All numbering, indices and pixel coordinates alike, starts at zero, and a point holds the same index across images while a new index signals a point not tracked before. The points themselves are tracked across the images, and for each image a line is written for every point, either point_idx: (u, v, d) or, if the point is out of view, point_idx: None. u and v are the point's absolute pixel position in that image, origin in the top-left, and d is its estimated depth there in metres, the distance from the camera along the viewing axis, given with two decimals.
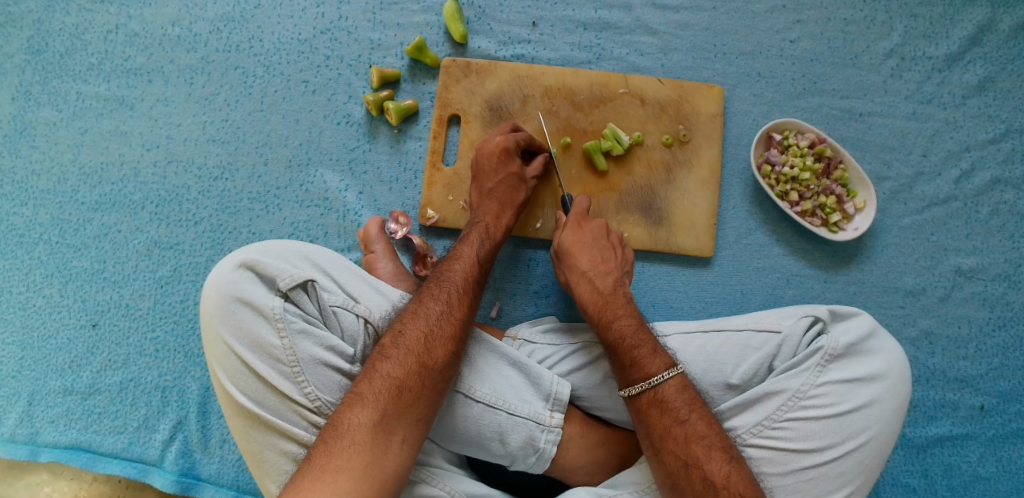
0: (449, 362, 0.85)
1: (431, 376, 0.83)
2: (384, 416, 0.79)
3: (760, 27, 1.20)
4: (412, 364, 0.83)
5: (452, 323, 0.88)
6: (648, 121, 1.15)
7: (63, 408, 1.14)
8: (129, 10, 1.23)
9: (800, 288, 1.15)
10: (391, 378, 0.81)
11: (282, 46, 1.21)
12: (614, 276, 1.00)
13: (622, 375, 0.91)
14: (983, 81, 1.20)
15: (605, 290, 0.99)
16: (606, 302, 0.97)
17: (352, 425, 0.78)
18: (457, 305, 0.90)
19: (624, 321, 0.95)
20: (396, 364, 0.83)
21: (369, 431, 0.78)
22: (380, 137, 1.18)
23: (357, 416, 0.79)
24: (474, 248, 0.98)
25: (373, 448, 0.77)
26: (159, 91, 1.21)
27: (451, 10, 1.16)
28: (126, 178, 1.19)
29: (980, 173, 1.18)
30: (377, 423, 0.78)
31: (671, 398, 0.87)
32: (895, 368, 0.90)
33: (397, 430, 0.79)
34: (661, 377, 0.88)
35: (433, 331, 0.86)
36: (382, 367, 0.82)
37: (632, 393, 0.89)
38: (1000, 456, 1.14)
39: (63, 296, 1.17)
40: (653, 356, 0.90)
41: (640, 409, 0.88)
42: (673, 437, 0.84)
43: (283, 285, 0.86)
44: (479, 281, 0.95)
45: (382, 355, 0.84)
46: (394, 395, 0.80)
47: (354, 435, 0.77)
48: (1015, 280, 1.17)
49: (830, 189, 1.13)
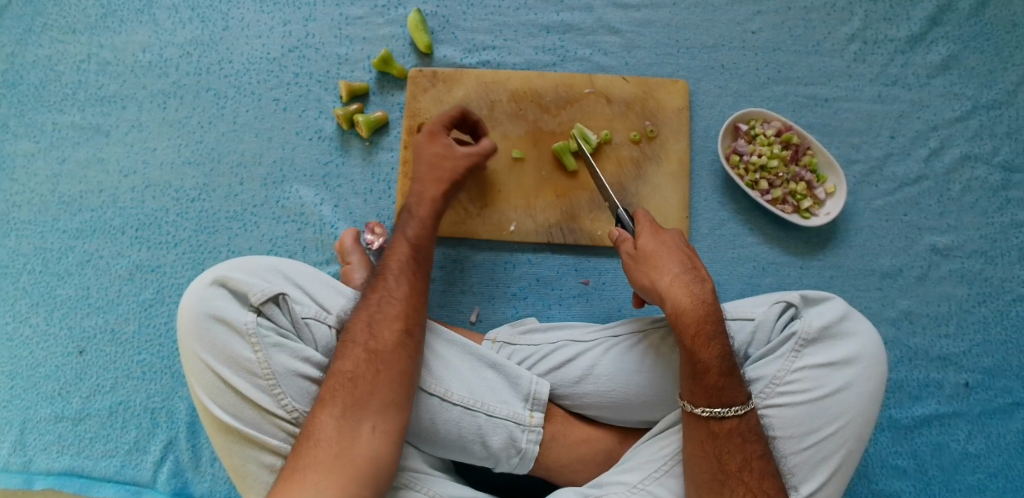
0: (398, 342, 0.85)
1: (382, 359, 0.83)
2: (344, 409, 0.79)
3: (721, 20, 1.21)
4: (361, 354, 0.83)
5: (393, 304, 0.88)
6: (615, 119, 1.16)
7: (55, 435, 1.14)
8: (101, 39, 1.26)
9: (776, 276, 1.15)
10: (343, 372, 0.82)
11: (251, 66, 1.23)
12: (712, 286, 0.90)
13: (706, 396, 0.85)
14: (946, 60, 1.21)
15: (706, 299, 0.88)
16: (710, 316, 0.87)
17: (317, 426, 0.78)
18: (394, 286, 0.90)
19: (721, 342, 0.86)
20: (345, 358, 0.83)
21: (333, 426, 0.78)
22: (352, 150, 1.19)
23: (318, 416, 0.79)
24: (416, 227, 0.98)
25: (341, 441, 0.77)
26: (133, 117, 1.23)
27: (415, 21, 1.19)
28: (105, 204, 1.21)
29: (949, 150, 1.19)
30: (340, 417, 0.78)
31: (750, 430, 0.85)
32: (869, 350, 0.92)
33: (364, 418, 0.79)
34: (749, 407, 0.86)
35: (374, 316, 0.87)
36: (338, 366, 0.82)
37: (713, 416, 0.84)
38: (988, 432, 1.13)
39: (50, 323, 1.18)
40: (741, 385, 0.86)
41: (717, 435, 0.85)
42: (751, 468, 0.83)
43: (255, 300, 0.87)
44: (421, 262, 0.95)
45: (338, 353, 0.84)
46: (350, 385, 0.80)
47: (323, 434, 0.77)
48: (992, 255, 1.17)
49: (799, 176, 1.14)
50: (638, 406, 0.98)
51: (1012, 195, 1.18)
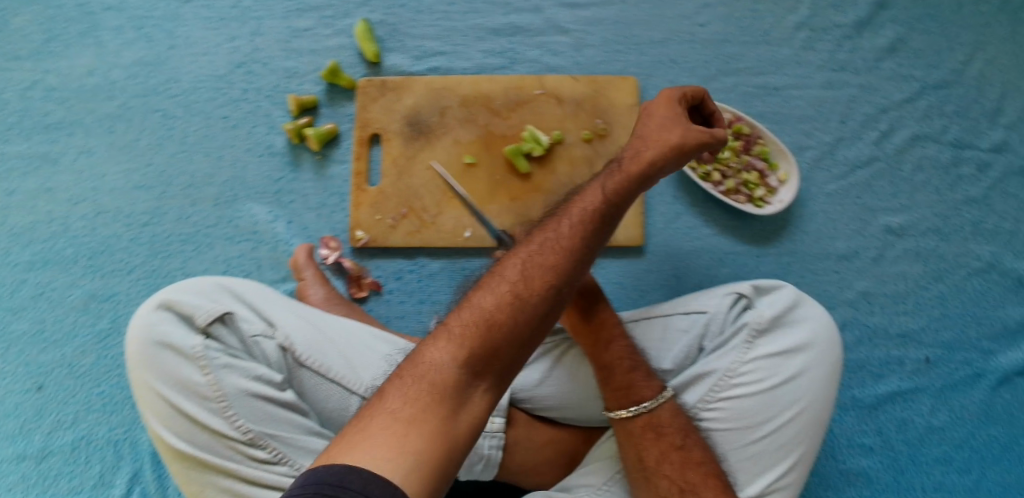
0: (549, 295, 0.71)
1: (526, 308, 0.69)
2: (471, 357, 0.65)
3: (669, 14, 1.22)
4: (506, 294, 0.70)
5: (554, 252, 0.75)
6: (566, 119, 1.15)
7: (19, 475, 1.11)
8: (45, 65, 1.24)
9: (734, 266, 1.15)
10: (482, 310, 0.69)
11: (199, 85, 1.22)
12: (603, 292, 0.96)
13: (616, 396, 0.88)
14: (893, 43, 1.22)
15: (598, 306, 0.94)
16: (605, 319, 0.93)
17: (433, 362, 0.65)
18: (559, 233, 0.78)
19: (621, 342, 0.92)
20: (489, 293, 0.70)
21: (451, 369, 0.64)
22: (304, 164, 1.18)
23: (438, 352, 0.66)
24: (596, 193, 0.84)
25: (438, 403, 0.62)
26: (81, 142, 1.22)
27: (363, 31, 1.18)
28: (56, 235, 1.19)
29: (899, 131, 1.20)
30: (461, 363, 0.65)
31: (665, 423, 0.86)
32: (822, 335, 0.93)
33: (483, 375, 0.66)
34: (659, 401, 0.87)
35: (533, 260, 0.74)
36: (479, 300, 0.70)
37: (625, 416, 0.87)
38: (951, 405, 1.15)
39: (5, 361, 1.16)
40: (649, 380, 0.89)
41: (633, 432, 0.87)
42: (669, 462, 0.84)
43: (200, 322, 0.86)
44: (601, 222, 0.81)
45: (479, 289, 0.71)
46: (489, 326, 0.67)
47: (433, 373, 0.64)
48: (946, 232, 1.19)
49: (752, 164, 1.16)
50: (597, 404, 0.99)
51: (962, 172, 1.20)
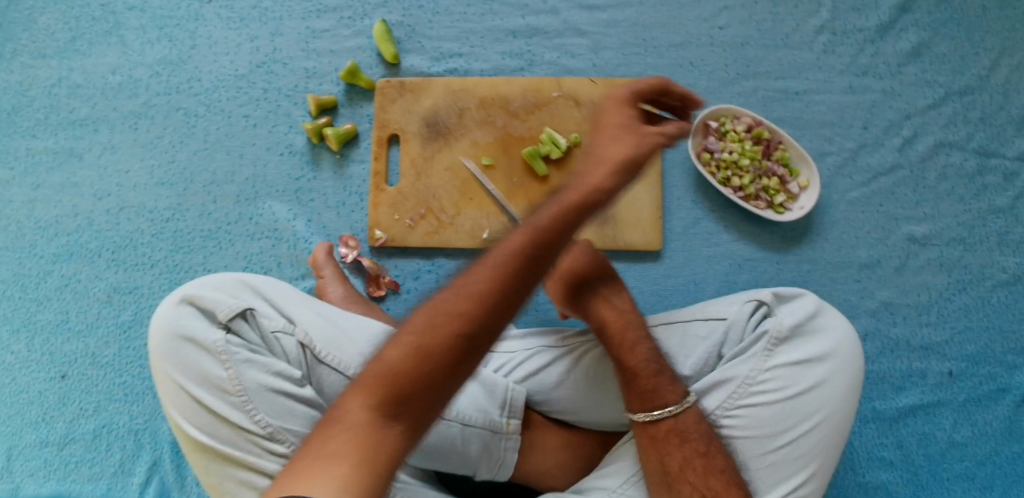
0: (455, 346, 0.65)
1: (431, 355, 0.64)
2: (380, 406, 0.62)
3: (689, 17, 1.21)
4: (409, 346, 0.65)
5: (467, 292, 0.67)
6: (584, 122, 1.15)
7: (40, 460, 1.15)
8: (71, 63, 1.26)
9: (753, 272, 1.14)
10: (383, 364, 0.64)
11: (220, 83, 1.23)
12: (628, 295, 0.97)
13: (638, 400, 0.86)
14: (917, 48, 1.20)
15: (624, 308, 0.95)
16: (630, 322, 0.93)
17: (349, 415, 0.62)
18: (476, 277, 0.69)
19: (646, 345, 0.91)
20: (389, 346, 0.66)
21: (359, 425, 0.61)
22: (323, 164, 1.19)
23: (350, 406, 0.63)
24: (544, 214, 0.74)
25: (366, 442, 0.60)
26: (105, 139, 1.24)
27: (380, 32, 1.18)
28: (81, 228, 1.21)
29: (923, 139, 1.18)
30: (370, 414, 0.62)
31: (689, 429, 0.85)
32: (843, 345, 0.92)
33: (397, 417, 0.62)
34: (683, 406, 0.86)
35: (458, 304, 0.67)
36: (391, 353, 0.65)
37: (649, 419, 0.85)
38: (974, 420, 1.13)
39: (31, 350, 1.18)
40: (673, 385, 0.87)
41: (656, 437, 0.85)
42: (693, 467, 0.83)
43: (222, 317, 0.87)
44: (540, 245, 0.71)
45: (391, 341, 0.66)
46: (387, 380, 0.63)
47: (349, 422, 0.62)
48: (971, 242, 1.17)
49: (772, 170, 1.14)
50: (613, 409, 0.98)
51: (988, 181, 1.17)
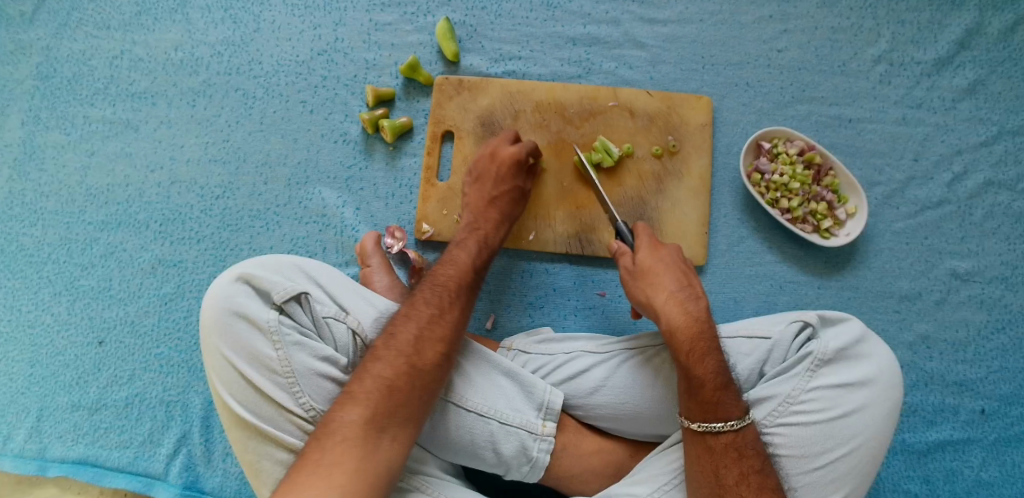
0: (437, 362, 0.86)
1: (420, 376, 0.85)
2: (374, 416, 0.80)
3: (748, 37, 1.22)
4: (403, 364, 0.84)
5: (441, 325, 0.89)
6: (638, 133, 1.16)
7: (70, 424, 1.16)
8: (134, 36, 1.28)
9: (794, 295, 1.15)
10: (379, 378, 0.83)
11: (280, 68, 1.25)
12: (706, 303, 0.94)
13: (701, 409, 0.86)
14: (973, 85, 1.20)
15: (699, 315, 0.92)
16: (704, 330, 0.91)
17: (342, 422, 0.79)
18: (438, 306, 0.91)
19: (715, 356, 0.89)
20: (387, 365, 0.84)
21: (357, 427, 0.79)
22: (376, 154, 1.20)
23: (347, 413, 0.80)
24: (467, 254, 1.00)
25: (364, 445, 0.78)
26: (162, 113, 1.26)
27: (443, 29, 1.20)
28: (132, 199, 1.23)
29: (973, 175, 1.18)
30: (366, 422, 0.79)
31: (747, 445, 0.86)
32: (885, 373, 0.92)
33: (388, 430, 0.80)
34: (745, 421, 0.86)
35: (424, 334, 0.88)
36: (373, 368, 0.84)
37: (709, 431, 0.86)
38: (1003, 460, 1.12)
39: (71, 314, 1.20)
40: (737, 400, 0.87)
41: (713, 449, 0.86)
42: (747, 483, 0.84)
43: (277, 298, 0.88)
44: (472, 287, 0.97)
45: (373, 357, 0.85)
46: (384, 394, 0.82)
47: (347, 432, 0.78)
48: (1013, 282, 1.17)
49: (820, 195, 1.14)
50: (649, 420, 0.99)
51: None
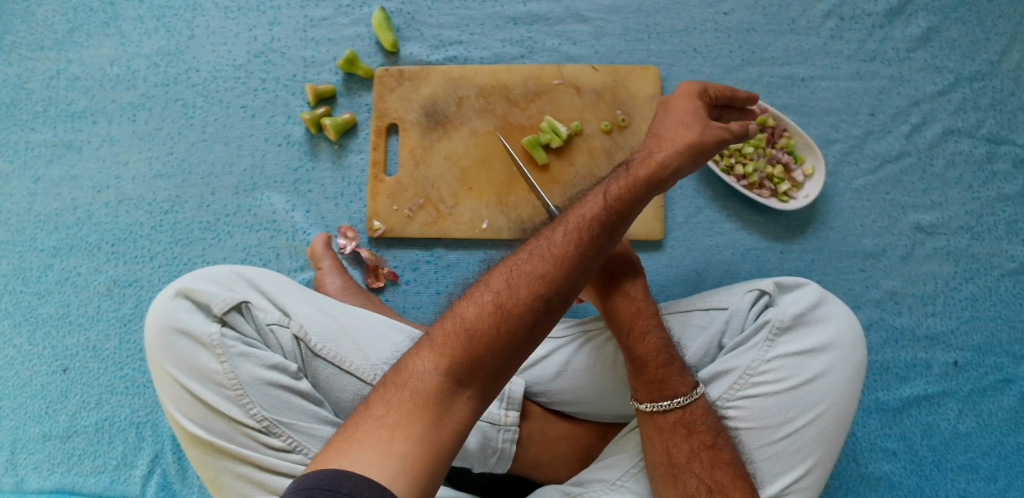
0: (534, 303, 0.68)
1: (508, 319, 0.67)
2: (451, 370, 0.64)
3: (692, 3, 1.19)
4: (488, 305, 0.68)
5: (544, 260, 0.71)
6: (585, 110, 1.13)
7: (44, 453, 1.15)
8: (68, 55, 1.25)
9: (756, 262, 1.13)
10: (462, 321, 0.67)
11: (218, 74, 1.22)
12: (643, 280, 0.93)
13: (649, 389, 0.85)
14: (926, 32, 1.17)
15: (637, 295, 0.91)
16: (642, 311, 0.90)
17: (415, 373, 0.65)
18: (557, 242, 0.73)
19: (655, 334, 0.88)
20: (472, 305, 0.68)
21: (434, 382, 0.63)
22: (322, 154, 1.18)
23: (422, 364, 0.65)
24: (605, 191, 0.79)
25: (431, 403, 0.62)
26: (104, 131, 1.23)
27: (379, 19, 1.16)
28: (81, 221, 1.21)
29: (931, 125, 1.16)
30: (444, 375, 0.64)
31: (697, 421, 0.84)
32: (845, 336, 0.91)
33: (463, 385, 0.64)
34: (692, 397, 0.85)
35: (547, 266, 0.71)
36: (463, 310, 0.68)
37: (657, 410, 0.85)
38: (979, 411, 1.11)
39: (32, 343, 1.19)
40: (683, 375, 0.86)
41: (663, 428, 0.85)
42: (699, 460, 0.82)
43: (217, 310, 0.87)
44: (622, 215, 0.78)
45: (466, 299, 0.70)
46: (463, 340, 0.65)
47: (419, 386, 0.63)
48: (979, 231, 1.15)
49: (776, 158, 1.12)
50: (612, 401, 0.98)
51: (998, 168, 1.15)
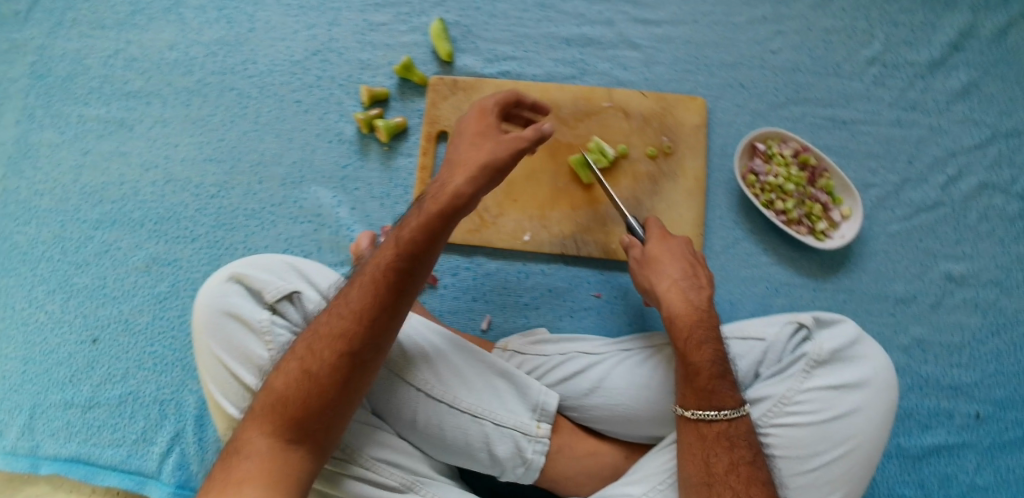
0: (337, 366, 0.78)
1: (316, 383, 0.78)
2: (275, 430, 0.76)
3: (742, 39, 1.22)
4: (292, 374, 0.79)
5: (342, 318, 0.80)
6: (632, 134, 1.16)
7: (63, 421, 1.15)
8: (129, 36, 1.28)
9: (789, 297, 1.15)
10: (276, 392, 0.79)
11: (275, 67, 1.25)
12: (708, 294, 0.96)
13: (697, 397, 0.88)
14: (966, 87, 1.20)
15: (699, 304, 0.94)
16: (702, 321, 0.93)
17: (255, 442, 0.76)
18: (352, 298, 0.81)
19: (711, 346, 0.90)
20: (280, 375, 0.80)
21: (265, 446, 0.76)
22: (371, 154, 1.20)
23: (251, 433, 0.77)
24: (416, 222, 0.83)
25: (270, 459, 0.75)
26: (157, 113, 1.25)
27: (437, 30, 1.20)
28: (126, 197, 1.23)
29: (966, 178, 1.18)
30: (271, 436, 0.76)
31: (739, 437, 0.86)
32: (881, 374, 0.92)
33: (294, 442, 0.76)
34: (740, 413, 0.87)
35: (315, 336, 0.81)
36: (272, 383, 0.80)
37: (702, 418, 0.87)
38: (998, 464, 1.12)
39: (65, 312, 1.20)
40: (733, 391, 0.88)
41: (707, 437, 0.86)
42: (737, 473, 0.83)
43: (270, 297, 0.88)
44: (411, 259, 0.81)
45: (275, 372, 0.81)
46: (282, 407, 0.77)
47: (250, 450, 0.75)
48: (1007, 285, 1.17)
49: (815, 197, 1.15)
50: (646, 422, 0.99)
51: None
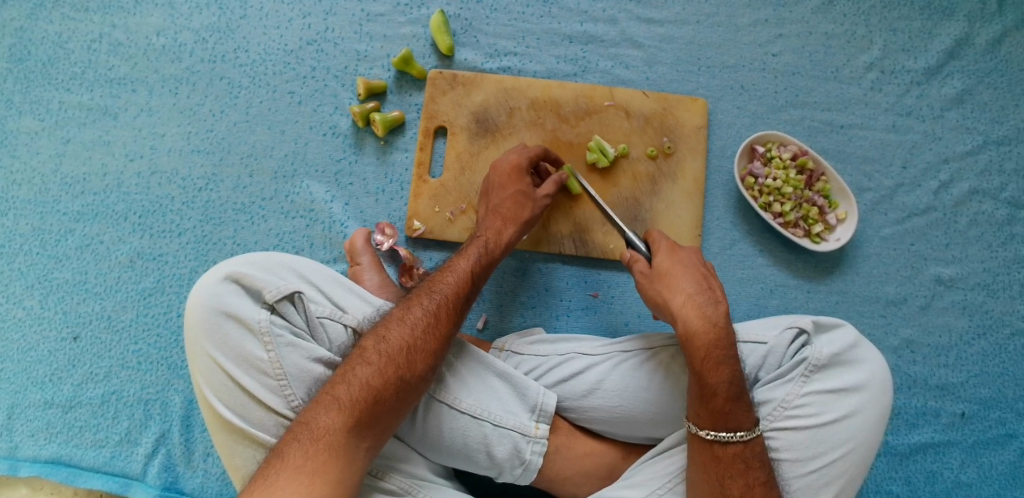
0: (426, 376, 0.84)
1: (405, 388, 0.82)
2: (354, 424, 0.77)
3: (743, 41, 1.22)
4: (384, 372, 0.81)
5: (433, 338, 0.86)
6: (633, 134, 1.16)
7: (42, 422, 1.12)
8: (113, 20, 1.23)
9: (783, 298, 1.16)
10: (367, 386, 0.80)
11: (267, 57, 1.21)
12: (725, 308, 0.92)
13: (712, 419, 0.86)
14: (961, 94, 1.22)
15: (718, 321, 0.91)
16: (720, 340, 0.89)
17: (325, 428, 0.76)
18: (437, 317, 0.88)
19: (729, 365, 0.88)
20: (376, 372, 0.81)
21: (340, 435, 0.76)
22: (366, 148, 1.18)
23: (329, 419, 0.77)
24: (467, 261, 0.96)
25: (341, 456, 0.75)
26: (143, 101, 1.21)
27: (437, 22, 1.17)
28: (109, 189, 1.18)
29: (958, 184, 1.20)
30: (349, 430, 0.77)
31: (755, 457, 0.86)
32: (877, 378, 0.93)
33: (365, 438, 0.78)
34: (753, 433, 0.87)
35: (417, 342, 0.85)
36: (360, 373, 0.81)
37: (717, 440, 0.86)
38: (981, 462, 1.15)
39: (44, 307, 1.15)
40: (749, 411, 0.87)
41: (721, 459, 0.86)
42: (753, 495, 0.84)
43: (270, 298, 0.86)
44: (470, 296, 0.93)
45: (361, 360, 0.82)
46: (369, 404, 0.79)
47: (325, 435, 0.76)
48: (994, 289, 1.19)
49: (812, 200, 1.15)
50: (644, 423, 0.98)
51: (1016, 231, 1.20)
